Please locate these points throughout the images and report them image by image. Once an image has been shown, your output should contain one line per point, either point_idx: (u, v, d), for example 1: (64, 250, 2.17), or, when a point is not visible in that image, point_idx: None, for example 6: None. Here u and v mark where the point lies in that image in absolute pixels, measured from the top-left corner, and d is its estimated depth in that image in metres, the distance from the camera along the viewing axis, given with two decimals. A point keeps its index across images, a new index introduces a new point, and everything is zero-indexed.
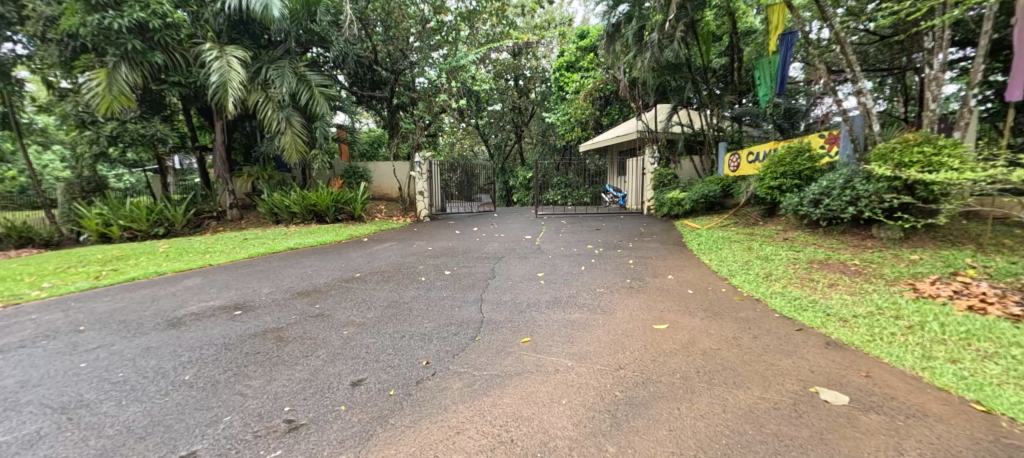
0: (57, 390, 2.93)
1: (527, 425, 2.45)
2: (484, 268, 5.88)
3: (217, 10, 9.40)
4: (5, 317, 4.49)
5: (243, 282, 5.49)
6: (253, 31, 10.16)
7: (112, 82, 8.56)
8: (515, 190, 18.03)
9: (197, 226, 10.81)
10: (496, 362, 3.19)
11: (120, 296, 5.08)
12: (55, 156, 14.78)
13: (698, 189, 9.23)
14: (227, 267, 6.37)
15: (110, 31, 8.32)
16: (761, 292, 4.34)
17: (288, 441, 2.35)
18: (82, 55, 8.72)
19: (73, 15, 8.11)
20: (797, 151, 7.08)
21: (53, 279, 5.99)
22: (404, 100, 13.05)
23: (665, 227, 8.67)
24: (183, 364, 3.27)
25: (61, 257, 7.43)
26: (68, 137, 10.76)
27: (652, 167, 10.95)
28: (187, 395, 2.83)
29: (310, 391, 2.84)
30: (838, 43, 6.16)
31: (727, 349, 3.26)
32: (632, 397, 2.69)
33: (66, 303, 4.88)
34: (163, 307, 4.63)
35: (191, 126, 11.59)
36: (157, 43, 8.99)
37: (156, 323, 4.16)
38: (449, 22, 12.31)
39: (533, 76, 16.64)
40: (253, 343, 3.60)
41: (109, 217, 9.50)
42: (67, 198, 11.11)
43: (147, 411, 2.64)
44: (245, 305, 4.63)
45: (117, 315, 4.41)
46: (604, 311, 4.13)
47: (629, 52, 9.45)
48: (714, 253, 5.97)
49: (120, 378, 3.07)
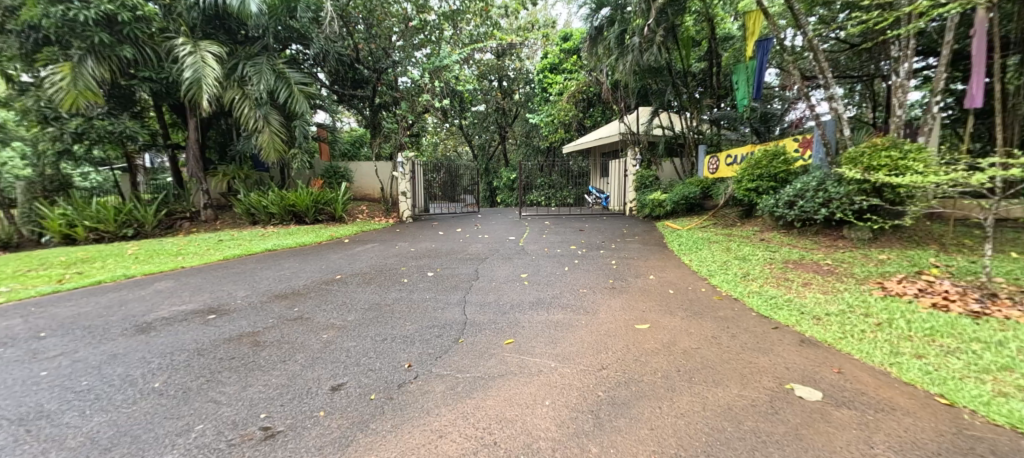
0: (14, 400, 2.84)
1: (510, 427, 2.47)
2: (467, 269, 5.91)
3: (190, 4, 9.06)
4: None
5: (218, 285, 5.39)
6: (229, 27, 9.92)
7: (77, 76, 8.28)
8: (499, 191, 18.10)
9: (169, 227, 10.52)
10: (480, 364, 3.21)
11: (86, 300, 4.91)
12: None
13: (680, 190, 9.37)
14: (202, 270, 6.23)
15: (75, 23, 8.06)
16: (739, 292, 4.44)
17: (264, 448, 2.33)
18: (45, 48, 8.44)
19: (35, 7, 7.82)
20: (774, 155, 7.24)
21: (13, 283, 5.78)
22: (386, 100, 12.46)
23: (645, 228, 8.82)
24: (152, 370, 3.19)
25: (24, 259, 7.18)
26: (29, 134, 10.32)
27: (634, 169, 11.04)
28: (156, 403, 2.76)
29: (288, 397, 2.81)
30: (811, 50, 6.30)
31: (707, 348, 3.35)
32: (614, 397, 2.73)
33: (26, 309, 4.71)
34: (132, 312, 4.50)
35: (163, 123, 11.27)
36: (126, 37, 8.72)
37: (124, 329, 4.04)
38: (432, 22, 12.27)
39: (516, 77, 16.71)
40: (228, 348, 3.54)
41: (73, 217, 9.18)
42: (27, 197, 10.68)
43: (113, 421, 2.57)
44: (220, 308, 4.54)
45: (81, 320, 4.28)
46: (587, 312, 4.19)
47: (612, 55, 9.51)
48: (694, 253, 6.10)
49: (84, 386, 2.99)
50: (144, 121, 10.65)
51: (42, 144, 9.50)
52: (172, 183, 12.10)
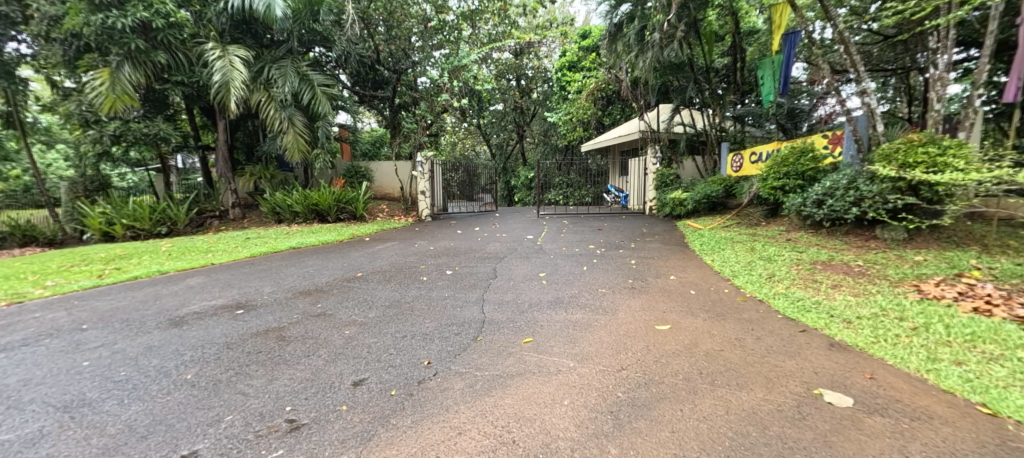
0: (59, 388, 2.94)
1: (529, 426, 2.44)
2: (485, 268, 5.89)
3: (219, 10, 9.33)
4: (9, 315, 4.52)
5: (246, 281, 5.50)
6: (255, 31, 10.16)
7: (115, 82, 8.57)
8: (516, 190, 18.08)
9: (200, 225, 10.84)
10: (498, 362, 3.18)
11: (123, 295, 5.08)
12: (58, 155, 15.11)
13: (701, 189, 9.17)
14: (230, 266, 6.38)
15: (114, 31, 8.30)
16: (764, 293, 4.31)
17: (289, 440, 2.35)
18: (85, 55, 8.73)
19: (76, 15, 8.08)
20: (801, 151, 7.01)
21: (58, 278, 6.04)
22: (406, 99, 13.00)
23: (666, 228, 8.67)
24: (185, 362, 3.27)
25: (65, 256, 7.48)
26: (72, 136, 10.71)
27: (654, 168, 10.88)
28: (188, 394, 2.82)
29: (312, 390, 2.84)
30: (842, 43, 6.08)
31: (730, 350, 3.26)
32: (634, 398, 2.68)
33: (69, 301, 4.91)
34: (165, 306, 4.62)
35: (194, 125, 11.58)
36: (160, 42, 9.04)
37: (159, 322, 4.16)
38: (451, 22, 12.38)
39: (534, 76, 16.69)
40: (254, 343, 3.59)
41: (112, 216, 9.60)
42: (70, 197, 11.21)
43: (149, 410, 2.63)
44: (247, 304, 4.63)
45: (120, 314, 4.43)
46: (606, 312, 4.13)
47: (631, 52, 9.36)
48: (716, 254, 5.95)
49: (122, 377, 3.07)
50: (177, 123, 10.98)
51: (83, 147, 9.95)
52: (202, 183, 12.43)
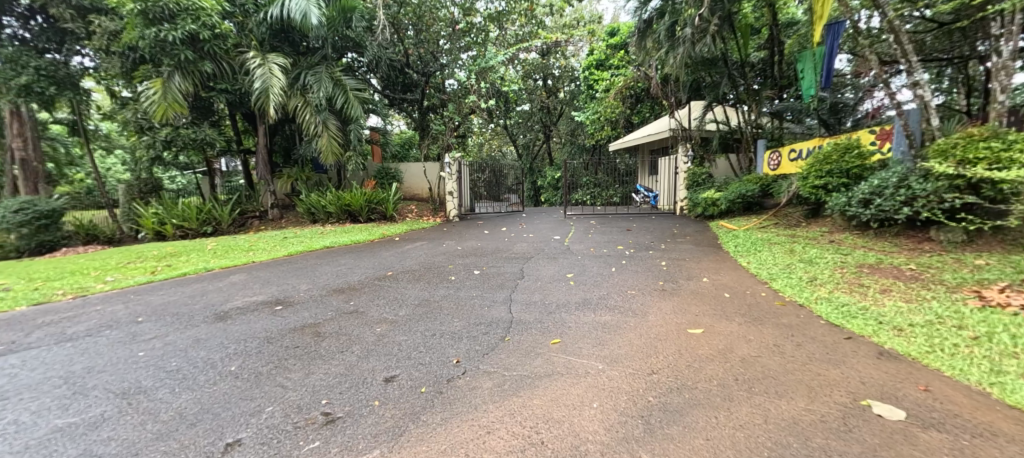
0: (118, 375, 3.09)
1: (558, 427, 2.38)
2: (512, 268, 5.85)
3: (259, 19, 9.69)
4: (73, 307, 4.82)
5: (283, 279, 5.65)
6: (293, 39, 10.45)
7: (167, 90, 8.93)
8: (543, 190, 17.99)
9: (241, 225, 11.27)
10: (526, 363, 3.13)
11: (173, 290, 5.31)
12: (117, 159, 16.38)
13: (735, 189, 8.87)
14: (268, 264, 6.57)
15: (166, 43, 8.72)
16: (805, 298, 4.11)
17: (326, 432, 2.37)
18: (141, 66, 9.23)
19: (133, 29, 8.53)
20: (846, 148, 6.65)
21: (115, 273, 6.39)
22: (434, 102, 13.05)
23: (698, 228, 8.43)
24: (230, 355, 3.37)
25: (119, 253, 7.90)
26: (129, 142, 11.18)
27: (686, 167, 10.62)
28: (233, 385, 2.90)
29: (346, 385, 2.86)
30: (893, 32, 5.75)
31: (769, 356, 3.10)
32: (666, 403, 2.58)
33: (127, 295, 5.19)
34: (211, 301, 4.80)
35: (236, 130, 12.02)
36: (207, 52, 9.40)
37: (205, 316, 4.31)
38: (479, 24, 12.44)
39: (561, 75, 16.60)
40: (291, 338, 3.67)
41: (164, 216, 10.15)
42: (127, 198, 11.94)
43: (198, 399, 2.72)
44: (285, 300, 4.74)
45: (171, 307, 4.63)
46: (635, 314, 4.01)
47: (661, 49, 9.13)
48: (753, 255, 5.73)
49: (173, 367, 3.20)
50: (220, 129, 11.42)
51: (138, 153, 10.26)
52: (244, 185, 12.90)
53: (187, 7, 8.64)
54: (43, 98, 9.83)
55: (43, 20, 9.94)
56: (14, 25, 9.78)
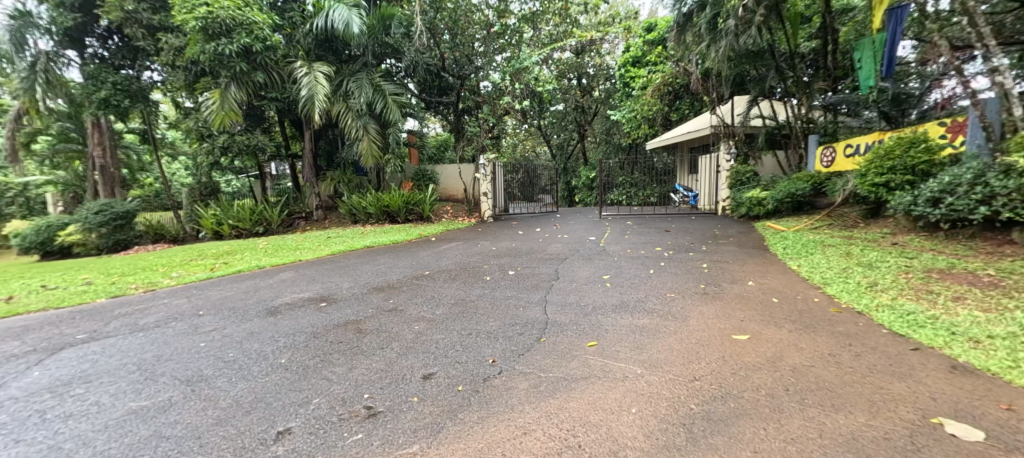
0: (183, 364, 3.28)
1: (595, 431, 2.29)
2: (548, 269, 5.77)
3: (307, 31, 10.16)
4: (143, 300, 5.15)
5: (327, 277, 5.80)
6: (336, 48, 10.79)
7: (225, 100, 9.41)
8: (577, 191, 17.77)
9: (289, 225, 11.75)
10: (563, 365, 3.04)
11: (229, 286, 5.57)
12: (181, 164, 17.53)
13: (784, 188, 8.40)
14: (313, 263, 6.77)
15: (223, 56, 9.13)
16: (864, 305, 3.81)
17: (368, 425, 2.40)
18: (202, 78, 9.77)
19: (195, 44, 8.93)
20: (911, 142, 6.14)
21: (179, 270, 6.79)
22: (469, 104, 12.95)
23: (742, 229, 8.07)
24: (280, 348, 3.48)
25: (182, 251, 8.39)
26: (191, 149, 11.91)
27: (729, 165, 10.21)
28: (283, 376, 3.00)
29: (386, 380, 2.89)
30: (968, 13, 5.42)
31: (823, 366, 2.89)
32: (710, 412, 2.43)
33: (189, 290, 5.50)
34: (263, 296, 4.99)
35: (285, 136, 12.50)
36: (260, 64, 9.78)
37: (258, 310, 4.48)
38: (513, 26, 12.44)
39: (596, 73, 16.35)
40: (335, 333, 3.74)
41: (221, 217, 10.92)
42: (190, 201, 12.81)
43: (252, 389, 2.84)
44: (329, 297, 4.86)
45: (228, 301, 4.86)
46: (676, 318, 3.85)
47: (702, 42, 8.80)
48: (804, 258, 5.39)
49: (231, 357, 3.36)
50: (271, 135, 11.89)
51: (200, 158, 10.93)
52: (292, 188, 13.41)
53: (243, 21, 9.02)
54: (119, 110, 10.65)
55: (119, 39, 10.76)
56: (96, 45, 10.66)
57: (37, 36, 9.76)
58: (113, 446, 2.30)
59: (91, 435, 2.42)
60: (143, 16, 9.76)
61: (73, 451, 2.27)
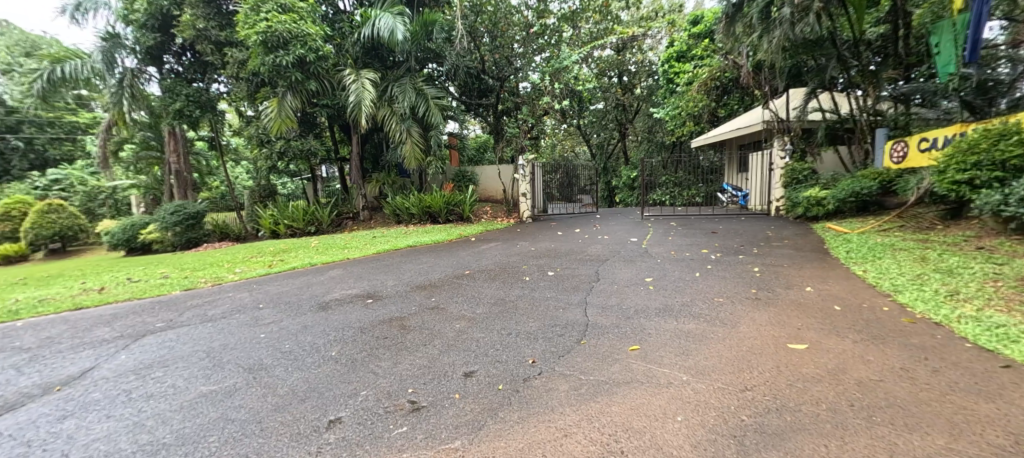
0: (245, 353, 3.42)
1: (638, 438, 2.18)
2: (588, 270, 5.62)
3: (355, 40, 10.47)
4: (211, 292, 5.46)
5: (373, 275, 5.91)
6: (382, 55, 10.99)
7: (282, 108, 9.85)
8: (618, 191, 17.41)
9: (338, 225, 12.18)
10: (603, 368, 2.92)
11: (284, 281, 5.79)
12: (242, 169, 18.70)
13: (847, 186, 7.87)
14: (361, 261, 6.95)
15: (280, 67, 9.50)
16: (944, 316, 3.44)
17: (412, 419, 2.40)
18: (262, 88, 10.26)
19: (256, 57, 9.36)
20: (1001, 134, 5.53)
21: (242, 266, 7.15)
22: (508, 106, 13.00)
23: (798, 231, 7.58)
24: (331, 341, 3.56)
25: (243, 248, 8.86)
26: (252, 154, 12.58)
27: (783, 162, 9.65)
28: (333, 368, 3.06)
29: (429, 376, 2.88)
30: None
31: (893, 381, 2.62)
32: (763, 425, 2.25)
33: (251, 284, 5.77)
34: (315, 291, 5.15)
35: (334, 141, 12.94)
36: (313, 73, 10.09)
37: (310, 305, 4.62)
38: (552, 25, 12.29)
39: (638, 70, 15.93)
40: (380, 329, 3.78)
41: (278, 216, 11.52)
42: (251, 202, 13.55)
43: (306, 378, 2.92)
44: (375, 294, 4.94)
45: (285, 296, 5.04)
46: (725, 324, 3.63)
47: (754, 33, 8.30)
48: (871, 263, 4.97)
49: (288, 348, 3.46)
50: (323, 140, 12.32)
51: (261, 163, 11.44)
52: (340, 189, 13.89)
53: (298, 34, 9.37)
54: (191, 120, 11.36)
55: (191, 55, 11.44)
56: (172, 61, 11.42)
57: (124, 55, 10.64)
58: (187, 426, 2.45)
59: (168, 414, 2.59)
60: (212, 33, 10.35)
61: (153, 429, 2.45)
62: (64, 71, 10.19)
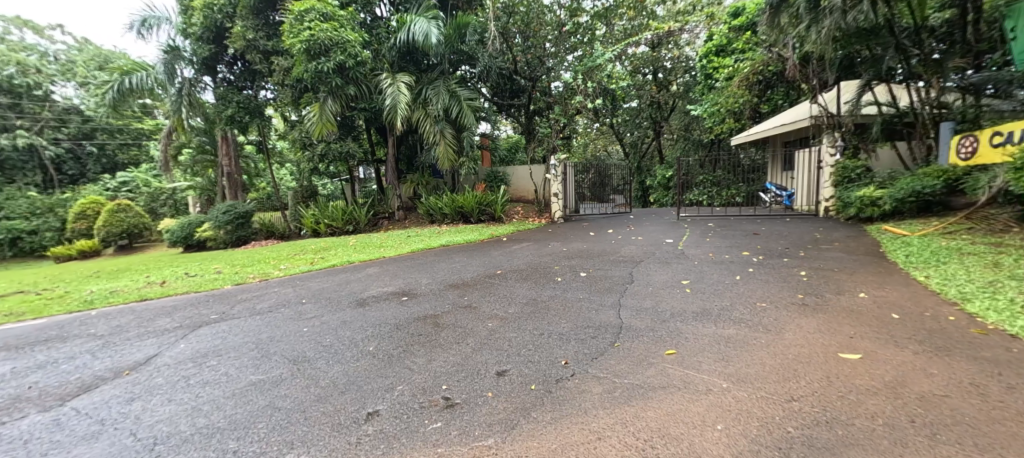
0: (290, 345, 3.50)
1: (675, 445, 2.07)
2: (621, 272, 5.47)
3: (391, 45, 10.64)
4: (258, 287, 5.66)
5: (408, 273, 5.97)
6: (416, 58, 11.17)
7: (322, 112, 10.11)
8: (652, 191, 17.00)
9: (375, 225, 12.44)
10: (637, 372, 2.80)
11: (324, 278, 5.93)
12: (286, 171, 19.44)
13: (906, 185, 7.39)
14: (396, 259, 7.05)
15: (322, 73, 9.75)
16: (1021, 327, 3.13)
17: (447, 415, 2.38)
18: (305, 94, 10.59)
19: (300, 64, 9.65)
20: None
21: (286, 262, 7.39)
22: (541, 105, 13.02)
23: (849, 233, 7.14)
24: (369, 336, 3.59)
25: (288, 246, 9.17)
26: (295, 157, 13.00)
27: (833, 160, 9.14)
28: (371, 362, 3.08)
29: (462, 374, 2.85)
30: None
31: (961, 397, 2.39)
32: (812, 437, 2.09)
33: (295, 280, 5.95)
34: (353, 288, 5.25)
35: (371, 143, 13.23)
36: (352, 78, 10.33)
37: (349, 301, 4.70)
38: (585, 23, 12.17)
39: (674, 66, 15.44)
40: (415, 326, 3.80)
41: (318, 215, 11.91)
42: (296, 201, 14.06)
43: (347, 371, 2.95)
44: (410, 291, 4.98)
45: (326, 292, 5.16)
46: (769, 330, 3.43)
47: (800, 24, 7.85)
48: (935, 269, 4.61)
49: (329, 342, 3.52)
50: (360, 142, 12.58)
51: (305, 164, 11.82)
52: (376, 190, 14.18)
53: (339, 41, 9.61)
54: (241, 125, 11.84)
55: (242, 64, 11.95)
56: (225, 71, 11.96)
57: (184, 66, 11.13)
58: (239, 411, 2.53)
59: (223, 400, 2.68)
60: (261, 43, 10.75)
61: (208, 413, 2.54)
62: (132, 82, 10.84)
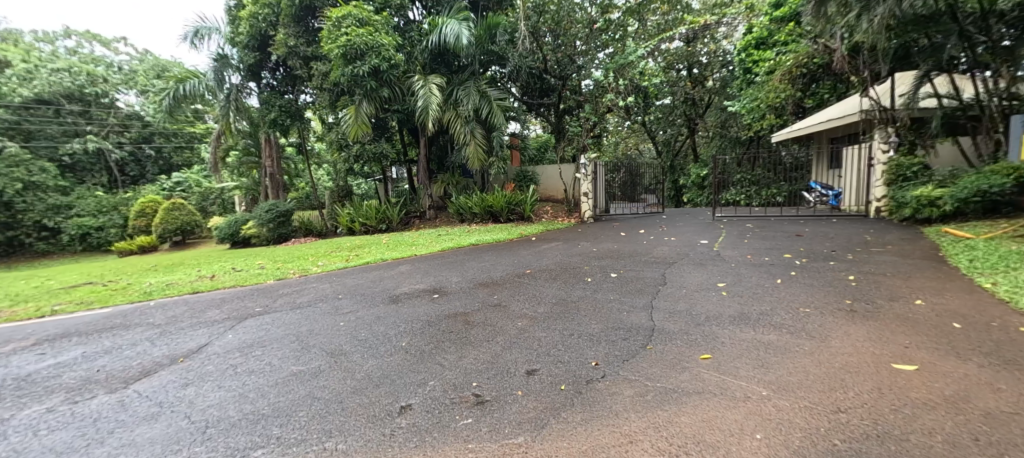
0: (328, 338, 3.55)
1: (711, 453, 1.96)
2: (653, 273, 5.30)
3: (424, 47, 10.72)
4: (297, 283, 5.80)
5: (438, 271, 5.99)
6: (448, 60, 11.17)
7: (357, 114, 10.30)
8: (686, 190, 16.54)
9: (407, 224, 12.60)
10: (670, 376, 2.68)
11: (358, 275, 6.02)
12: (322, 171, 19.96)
13: (970, 183, 6.85)
14: (427, 257, 7.10)
15: (357, 75, 9.95)
16: None
17: (477, 412, 2.34)
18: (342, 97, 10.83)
19: (338, 68, 9.87)
20: None
21: (324, 259, 7.56)
22: (570, 104, 12.73)
23: (902, 235, 6.69)
24: (401, 332, 3.60)
25: (325, 243, 9.39)
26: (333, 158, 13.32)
27: (887, 157, 8.61)
28: (404, 357, 3.08)
29: (493, 372, 2.80)
30: None
31: None
32: (862, 451, 1.93)
33: (332, 276, 6.07)
34: (386, 285, 5.30)
35: (403, 144, 13.41)
36: (386, 80, 10.50)
37: (382, 297, 4.74)
38: (618, 20, 11.97)
39: (710, 62, 14.93)
40: (447, 323, 3.78)
41: (353, 215, 12.18)
42: (333, 200, 14.44)
43: (382, 365, 2.95)
44: (441, 289, 4.99)
45: (360, 288, 5.23)
46: (814, 337, 3.22)
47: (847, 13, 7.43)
48: (1003, 274, 4.24)
49: (365, 336, 3.55)
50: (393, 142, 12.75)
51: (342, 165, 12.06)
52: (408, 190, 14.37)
53: (374, 45, 9.76)
54: (283, 128, 12.24)
55: (284, 69, 12.31)
56: (268, 76, 12.36)
57: (231, 74, 11.59)
58: (283, 400, 2.56)
59: (267, 389, 2.73)
60: (301, 49, 11.09)
61: (254, 400, 2.59)
62: (186, 89, 11.40)
